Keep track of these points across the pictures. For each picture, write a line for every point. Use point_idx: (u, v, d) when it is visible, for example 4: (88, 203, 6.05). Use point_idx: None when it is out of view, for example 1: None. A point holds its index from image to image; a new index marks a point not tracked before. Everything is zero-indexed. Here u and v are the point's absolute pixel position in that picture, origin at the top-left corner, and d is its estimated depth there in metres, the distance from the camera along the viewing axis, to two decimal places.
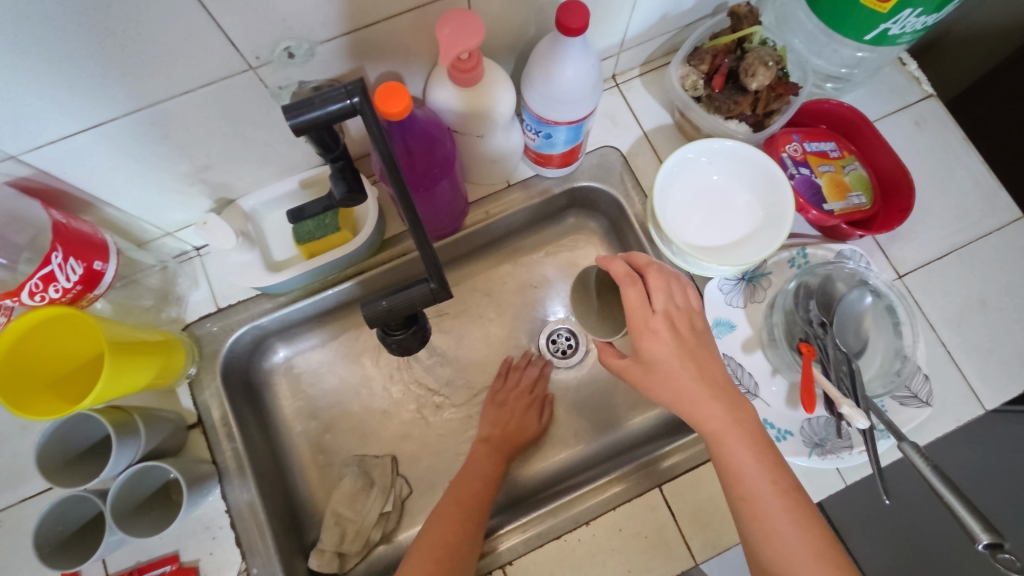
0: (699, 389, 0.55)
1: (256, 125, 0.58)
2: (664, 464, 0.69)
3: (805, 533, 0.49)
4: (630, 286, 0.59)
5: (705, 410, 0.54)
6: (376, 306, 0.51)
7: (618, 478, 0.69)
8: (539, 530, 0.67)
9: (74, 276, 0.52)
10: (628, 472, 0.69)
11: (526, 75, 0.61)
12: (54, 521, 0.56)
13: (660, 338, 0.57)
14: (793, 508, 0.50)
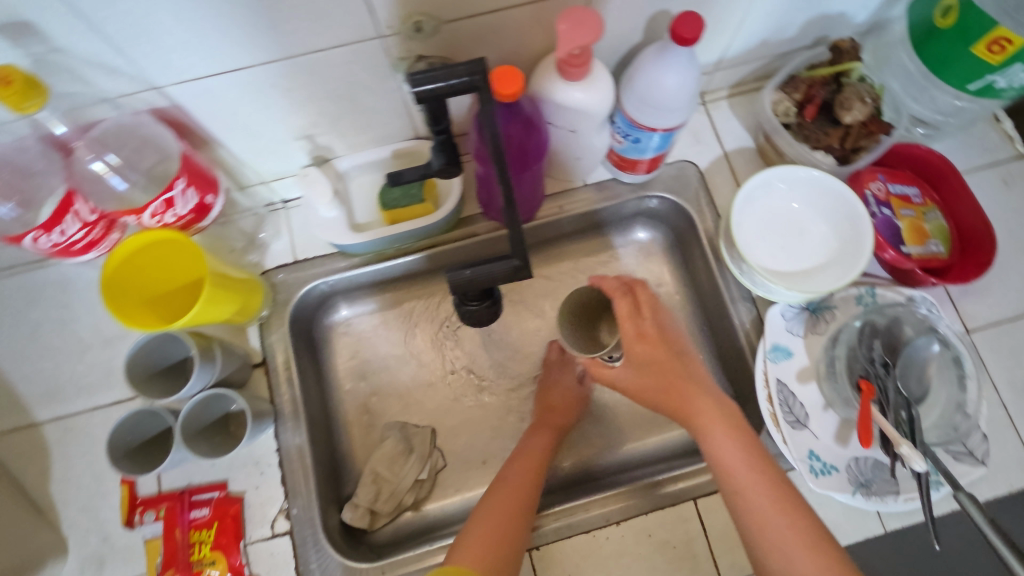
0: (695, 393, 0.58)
1: (368, 91, 0.62)
2: (670, 487, 0.68)
3: (798, 529, 0.50)
4: (620, 298, 0.60)
5: (704, 412, 0.57)
6: (459, 275, 0.53)
7: (622, 496, 0.68)
8: (569, 521, 0.68)
9: (188, 207, 0.57)
10: (632, 489, 0.68)
11: (628, 78, 0.63)
12: (127, 428, 0.60)
13: (646, 346, 0.58)
14: (787, 506, 0.51)
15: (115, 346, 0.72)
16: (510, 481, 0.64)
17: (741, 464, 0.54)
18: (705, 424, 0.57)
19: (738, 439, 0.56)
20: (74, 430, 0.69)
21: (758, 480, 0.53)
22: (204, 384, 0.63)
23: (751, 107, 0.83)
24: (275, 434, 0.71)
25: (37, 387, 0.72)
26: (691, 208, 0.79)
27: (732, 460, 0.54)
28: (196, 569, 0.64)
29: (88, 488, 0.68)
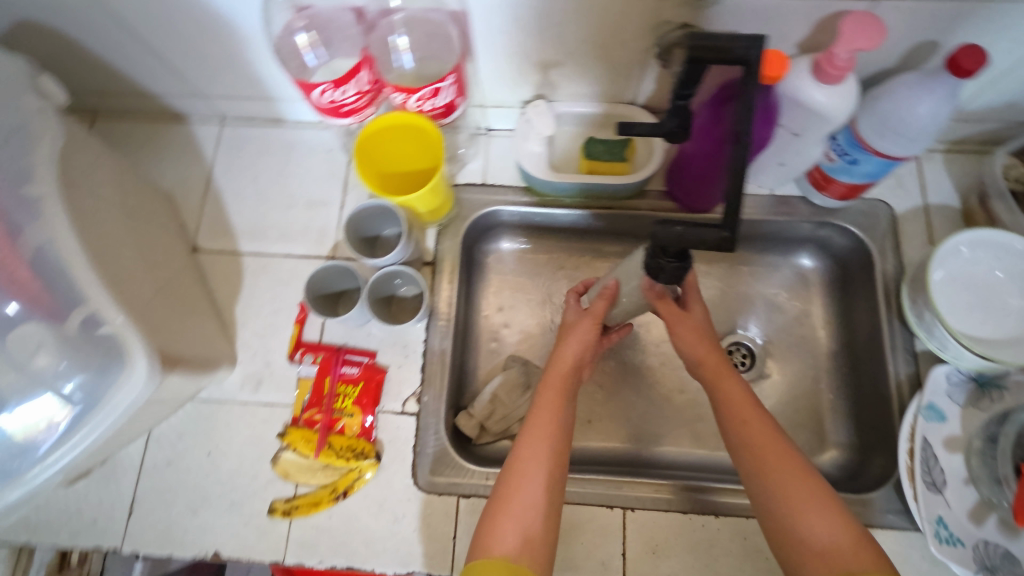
0: (720, 370, 0.63)
1: (620, 45, 0.66)
2: (720, 499, 0.69)
3: (824, 510, 0.52)
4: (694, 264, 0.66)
5: (729, 395, 0.61)
6: (668, 231, 0.55)
7: (661, 487, 0.70)
8: (673, 496, 0.69)
9: (443, 102, 0.63)
10: (681, 487, 0.70)
11: (873, 98, 0.63)
12: (328, 274, 0.72)
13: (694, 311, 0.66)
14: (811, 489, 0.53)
15: (316, 210, 0.82)
16: (525, 446, 0.58)
17: (768, 447, 0.57)
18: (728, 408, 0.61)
19: (758, 424, 0.58)
20: (268, 269, 0.80)
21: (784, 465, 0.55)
22: (396, 261, 0.72)
23: (967, 167, 0.79)
24: (424, 335, 0.76)
25: (246, 223, 0.82)
26: (873, 248, 0.77)
27: (759, 437, 0.57)
28: (336, 414, 0.72)
29: (266, 320, 0.78)
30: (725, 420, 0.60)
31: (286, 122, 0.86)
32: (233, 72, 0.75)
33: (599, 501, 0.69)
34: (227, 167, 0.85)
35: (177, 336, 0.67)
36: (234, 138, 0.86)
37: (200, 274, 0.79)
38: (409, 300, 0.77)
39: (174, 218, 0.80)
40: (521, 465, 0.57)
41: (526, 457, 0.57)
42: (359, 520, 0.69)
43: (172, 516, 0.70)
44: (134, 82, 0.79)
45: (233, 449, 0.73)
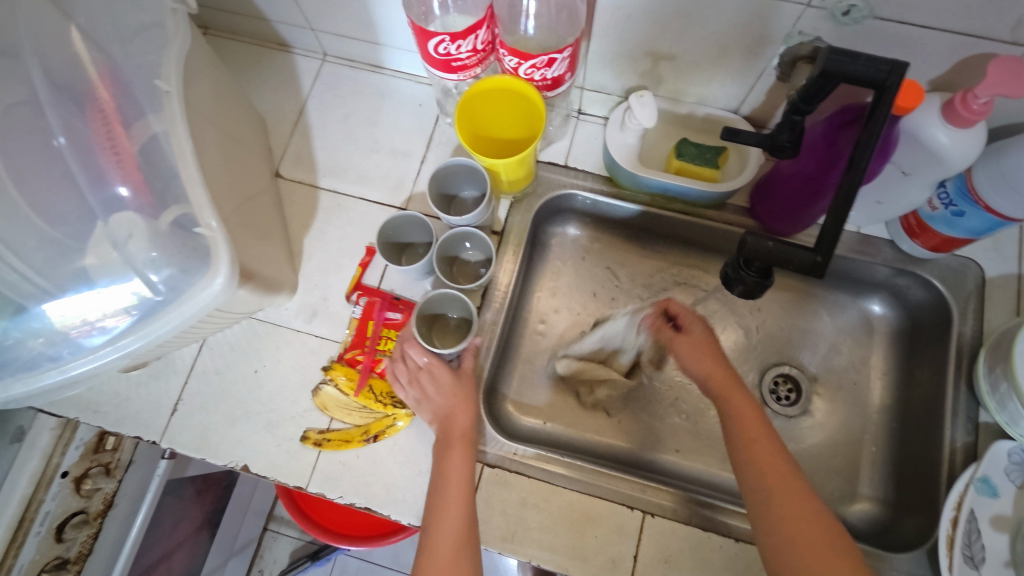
0: (727, 379, 0.65)
1: (742, 49, 0.64)
2: (725, 518, 0.68)
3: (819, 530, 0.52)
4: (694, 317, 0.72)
5: (744, 418, 0.61)
6: (760, 244, 0.55)
7: (663, 493, 0.69)
8: (678, 505, 0.69)
9: (553, 74, 0.62)
10: (684, 496, 0.69)
11: (997, 150, 0.60)
12: (399, 223, 0.72)
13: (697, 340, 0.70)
14: (810, 516, 0.53)
15: (397, 159, 0.83)
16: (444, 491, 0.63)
17: (778, 480, 0.55)
18: (740, 422, 0.60)
19: (766, 452, 0.57)
20: (341, 208, 0.81)
21: (788, 493, 0.55)
22: (471, 223, 0.72)
23: None
24: (478, 304, 0.76)
25: (328, 160, 0.84)
26: (953, 307, 0.74)
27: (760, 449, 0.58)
28: (380, 357, 0.74)
29: (331, 256, 0.79)
30: (738, 441, 0.60)
31: (385, 69, 0.87)
32: (347, 9, 0.76)
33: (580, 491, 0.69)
34: (321, 102, 0.87)
35: (251, 253, 0.69)
36: (332, 75, 0.88)
37: (277, 200, 0.81)
38: (472, 265, 0.78)
39: (263, 141, 0.83)
40: (445, 500, 0.62)
41: (443, 496, 0.62)
42: (384, 465, 0.70)
43: (211, 423, 0.73)
44: (251, 3, 0.81)
45: (278, 371, 0.75)
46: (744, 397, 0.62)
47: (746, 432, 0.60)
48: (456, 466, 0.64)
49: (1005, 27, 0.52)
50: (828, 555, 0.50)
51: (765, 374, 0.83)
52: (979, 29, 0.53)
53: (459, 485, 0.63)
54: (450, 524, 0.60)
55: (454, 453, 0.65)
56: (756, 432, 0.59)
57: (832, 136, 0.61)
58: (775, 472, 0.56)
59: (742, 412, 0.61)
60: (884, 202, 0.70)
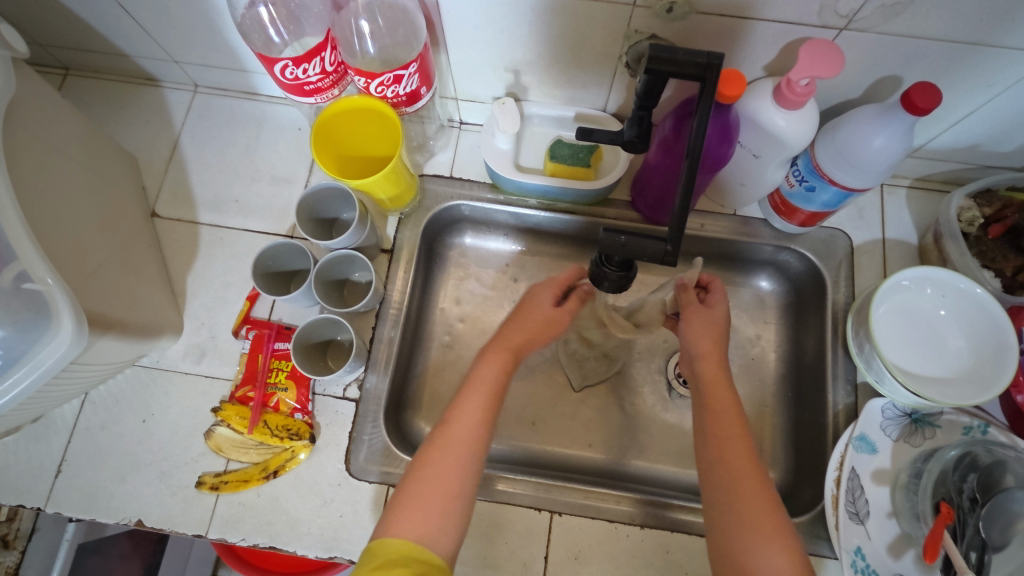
0: (712, 368, 0.62)
1: (591, 51, 0.66)
2: (679, 515, 0.69)
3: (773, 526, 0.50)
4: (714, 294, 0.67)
5: (721, 404, 0.58)
6: (614, 239, 0.56)
7: (618, 498, 0.70)
8: (644, 510, 0.69)
9: (407, 89, 0.63)
10: (638, 499, 0.70)
11: (833, 127, 0.64)
12: (273, 253, 0.71)
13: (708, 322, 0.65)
14: (768, 509, 0.51)
15: (279, 186, 0.81)
16: (437, 452, 0.55)
17: (743, 471, 0.54)
18: (714, 408, 0.58)
19: (735, 442, 0.55)
20: (223, 241, 0.79)
21: (750, 488, 0.53)
22: (349, 245, 0.71)
23: (930, 205, 0.80)
24: (373, 323, 0.76)
25: (207, 194, 0.81)
26: (826, 276, 0.78)
27: (728, 441, 0.56)
28: (271, 390, 0.72)
29: (216, 292, 0.77)
30: (704, 440, 0.57)
31: (260, 96, 0.85)
32: (206, 40, 0.74)
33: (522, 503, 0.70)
34: (195, 134, 0.84)
35: (120, 300, 0.66)
36: (204, 106, 0.85)
37: (155, 240, 0.78)
38: (362, 285, 0.77)
39: (135, 181, 0.80)
40: (454, 430, 0.56)
41: (454, 439, 0.55)
42: (286, 500, 0.69)
43: (100, 480, 0.70)
44: (105, 40, 0.78)
45: (168, 418, 0.72)
46: (721, 383, 0.60)
47: (716, 418, 0.58)
48: (472, 410, 0.57)
49: (812, 12, 0.55)
50: (775, 547, 0.49)
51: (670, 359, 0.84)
52: (790, 17, 0.56)
53: (469, 429, 0.56)
54: (447, 466, 0.54)
55: (463, 404, 0.58)
56: (728, 422, 0.57)
57: (679, 128, 0.64)
58: (739, 464, 0.54)
59: (716, 395, 0.59)
60: (748, 184, 0.73)
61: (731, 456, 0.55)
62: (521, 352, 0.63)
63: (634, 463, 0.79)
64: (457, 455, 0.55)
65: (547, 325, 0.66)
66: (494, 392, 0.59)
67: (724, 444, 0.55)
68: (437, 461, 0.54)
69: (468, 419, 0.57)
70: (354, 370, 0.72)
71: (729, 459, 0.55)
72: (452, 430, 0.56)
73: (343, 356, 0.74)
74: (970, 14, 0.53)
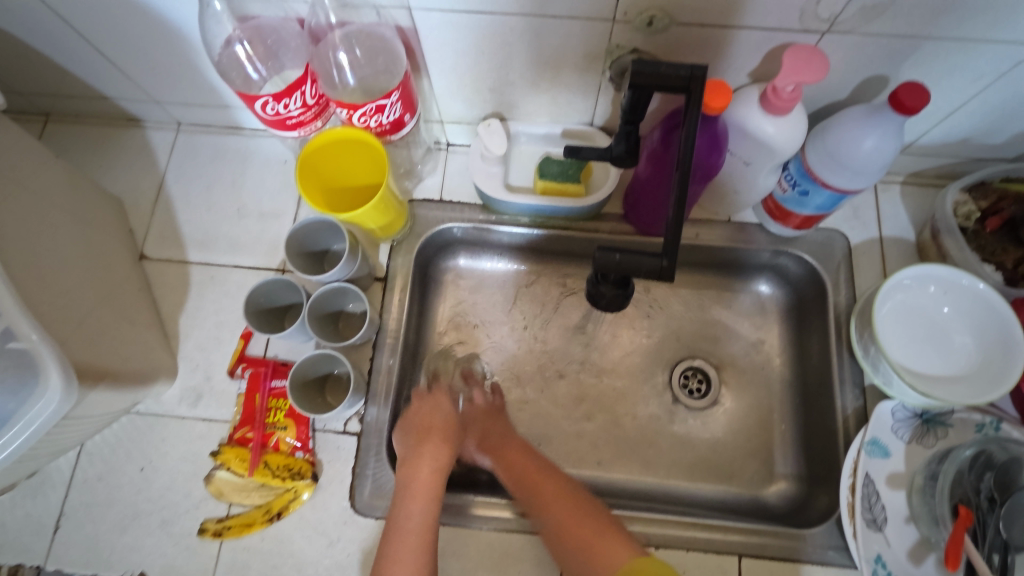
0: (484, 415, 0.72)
1: (575, 69, 0.66)
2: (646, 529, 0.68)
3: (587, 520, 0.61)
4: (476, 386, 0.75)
5: (486, 420, 0.72)
6: (608, 258, 0.55)
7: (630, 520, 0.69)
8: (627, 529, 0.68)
9: (390, 118, 0.62)
10: None
11: (822, 131, 0.63)
12: (265, 290, 0.69)
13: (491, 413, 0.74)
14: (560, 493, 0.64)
15: (268, 221, 0.80)
16: None
17: (525, 466, 0.67)
18: (497, 445, 0.70)
19: (513, 450, 0.68)
20: (214, 280, 0.78)
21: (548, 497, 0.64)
22: (341, 277, 0.70)
23: (926, 200, 0.79)
24: (371, 353, 0.75)
25: (196, 233, 0.80)
26: (827, 278, 0.77)
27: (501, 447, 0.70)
28: (270, 430, 0.70)
29: (210, 332, 0.76)
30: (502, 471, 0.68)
31: (244, 130, 0.84)
32: (186, 79, 0.74)
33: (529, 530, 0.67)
34: (181, 173, 0.83)
35: (111, 348, 0.65)
36: (188, 144, 0.84)
37: (144, 283, 0.77)
38: (356, 316, 0.75)
39: (121, 225, 0.79)
40: None
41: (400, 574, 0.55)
42: (292, 542, 0.67)
43: (99, 533, 0.68)
44: (85, 84, 0.77)
45: (167, 465, 0.71)
46: (492, 423, 0.72)
47: (501, 452, 0.69)
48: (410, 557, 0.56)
49: (794, 19, 0.55)
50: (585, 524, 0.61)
51: (674, 370, 0.82)
52: (770, 24, 0.56)
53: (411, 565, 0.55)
54: None
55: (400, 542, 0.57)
56: (516, 453, 0.68)
57: (665, 141, 0.64)
58: (533, 473, 0.66)
59: (494, 431, 0.71)
60: (741, 191, 0.72)
61: (528, 472, 0.66)
62: (428, 506, 0.60)
63: (647, 482, 0.77)
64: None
65: (438, 470, 0.62)
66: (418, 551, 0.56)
67: (521, 467, 0.67)
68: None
69: (416, 537, 0.57)
70: (354, 404, 0.71)
71: (531, 475, 0.66)
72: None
73: (343, 389, 0.72)
74: (953, 12, 0.53)
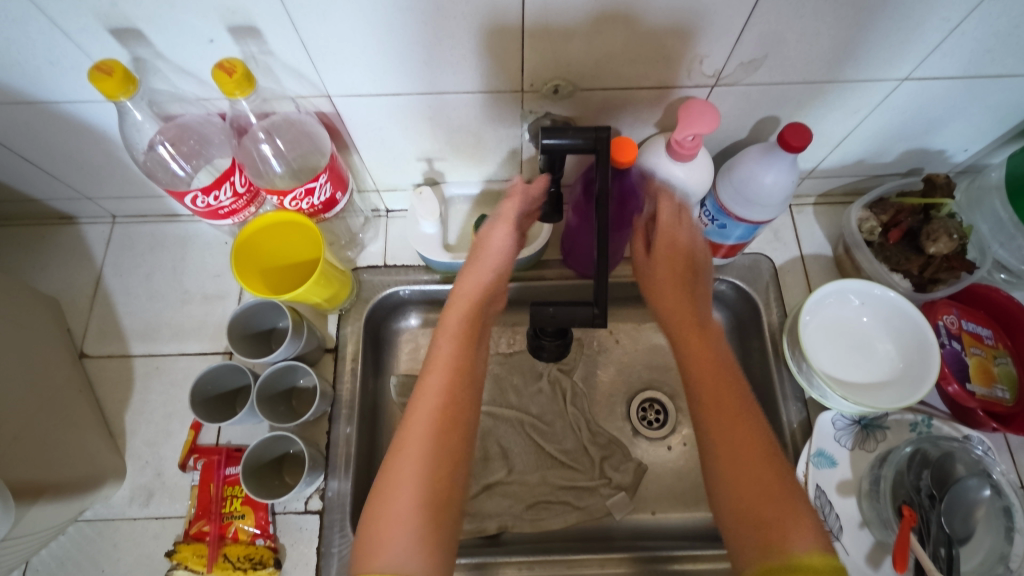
0: (677, 298, 0.63)
1: (496, 133, 0.70)
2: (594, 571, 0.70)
3: (760, 477, 0.48)
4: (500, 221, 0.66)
5: (672, 295, 0.63)
6: (543, 312, 0.59)
7: (609, 561, 0.71)
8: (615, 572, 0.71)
9: (321, 198, 0.64)
10: (632, 558, 0.71)
11: (728, 169, 0.68)
12: (211, 378, 0.69)
13: (668, 251, 0.66)
14: (736, 417, 0.51)
15: (212, 304, 0.80)
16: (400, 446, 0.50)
17: (706, 367, 0.55)
18: (681, 327, 0.60)
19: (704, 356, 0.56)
20: (160, 370, 0.77)
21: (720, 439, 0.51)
22: (288, 355, 0.71)
23: (836, 218, 0.85)
24: (327, 427, 0.74)
25: (137, 324, 0.79)
26: (757, 299, 0.81)
27: (699, 355, 0.56)
28: (227, 520, 0.68)
29: (158, 425, 0.74)
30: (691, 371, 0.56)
31: (180, 217, 0.85)
32: (116, 175, 0.75)
33: None
34: (118, 266, 0.83)
35: (53, 459, 0.63)
36: (125, 236, 0.84)
37: (85, 383, 0.75)
38: (309, 391, 0.75)
39: (59, 324, 0.77)
40: (400, 456, 0.49)
41: (411, 446, 0.50)
42: None
43: None
44: (12, 189, 0.77)
45: (120, 572, 0.68)
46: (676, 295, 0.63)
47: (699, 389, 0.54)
48: (420, 422, 0.51)
49: (682, 76, 0.60)
50: (753, 470, 0.48)
51: (631, 403, 0.84)
52: (664, 83, 0.61)
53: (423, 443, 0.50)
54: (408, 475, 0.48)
55: (414, 423, 0.51)
56: (723, 388, 0.53)
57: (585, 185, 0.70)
58: (737, 444, 0.50)
59: (693, 331, 0.59)
60: None
61: (737, 445, 0.50)
62: (484, 292, 0.62)
63: (623, 519, 0.78)
64: (410, 463, 0.49)
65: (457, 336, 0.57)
66: (439, 420, 0.51)
67: (721, 402, 0.52)
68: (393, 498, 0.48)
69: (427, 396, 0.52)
70: (313, 481, 0.70)
71: (740, 451, 0.50)
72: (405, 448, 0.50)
73: (298, 469, 0.71)
74: (817, 60, 0.59)
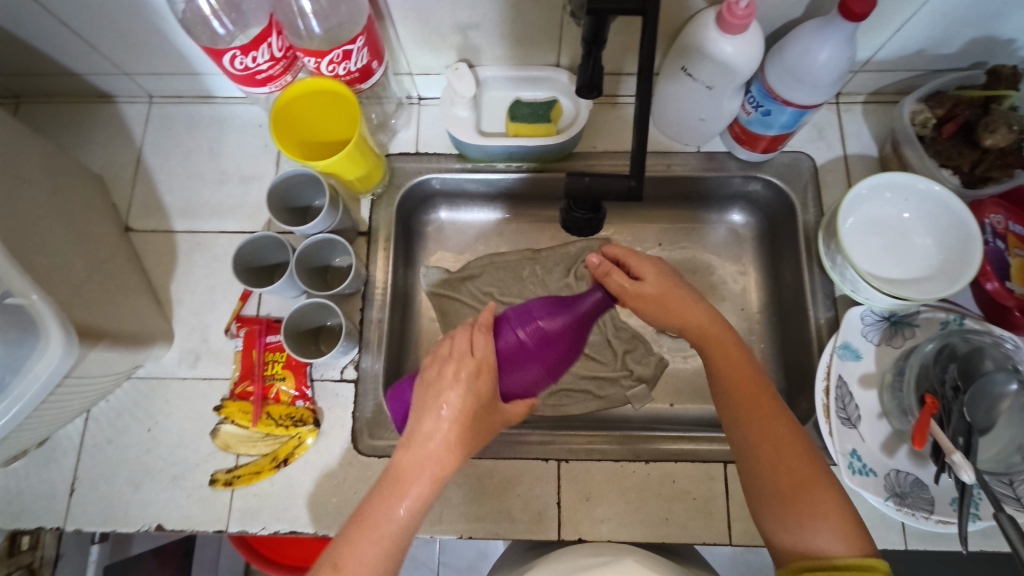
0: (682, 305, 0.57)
1: (537, 5, 0.67)
2: (613, 446, 0.72)
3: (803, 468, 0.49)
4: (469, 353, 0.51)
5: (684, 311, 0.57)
6: (579, 181, 0.59)
7: (623, 438, 0.73)
8: (635, 448, 0.72)
9: (357, 66, 0.64)
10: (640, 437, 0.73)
11: (779, 47, 0.64)
12: (251, 248, 0.71)
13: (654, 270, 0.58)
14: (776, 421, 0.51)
15: (249, 184, 0.81)
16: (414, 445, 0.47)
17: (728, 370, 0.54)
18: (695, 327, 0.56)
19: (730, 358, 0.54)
20: (201, 246, 0.80)
21: (768, 439, 0.51)
22: (324, 229, 0.72)
23: (886, 117, 0.81)
24: (361, 306, 0.77)
25: (179, 201, 0.82)
26: (795, 198, 0.79)
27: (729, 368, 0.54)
28: (269, 382, 0.73)
29: (202, 296, 0.78)
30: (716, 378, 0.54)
31: (216, 98, 0.85)
32: (153, 47, 0.74)
33: (539, 454, 0.72)
34: (157, 145, 0.84)
35: (109, 313, 0.67)
36: (163, 116, 0.85)
37: (132, 254, 0.78)
38: (344, 269, 0.77)
39: (104, 198, 0.80)
40: (407, 460, 0.47)
41: (418, 444, 0.47)
42: (301, 486, 0.70)
43: (113, 493, 0.71)
44: (50, 60, 0.77)
45: (173, 424, 0.73)
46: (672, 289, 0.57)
47: (782, 481, 0.49)
48: (421, 449, 0.47)
49: None
50: (790, 458, 0.50)
51: None
52: None
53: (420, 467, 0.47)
54: (401, 487, 0.46)
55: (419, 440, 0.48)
56: (756, 402, 0.52)
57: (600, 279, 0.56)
58: (772, 443, 0.51)
59: (741, 379, 0.53)
60: (706, 118, 0.74)
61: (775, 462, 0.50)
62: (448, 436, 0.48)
63: (644, 407, 0.80)
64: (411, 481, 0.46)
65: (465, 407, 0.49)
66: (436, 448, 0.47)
67: (756, 407, 0.52)
68: (370, 534, 0.45)
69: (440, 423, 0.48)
70: (348, 351, 0.73)
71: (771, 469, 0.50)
72: (407, 470, 0.46)
73: (334, 336, 0.75)
74: None
